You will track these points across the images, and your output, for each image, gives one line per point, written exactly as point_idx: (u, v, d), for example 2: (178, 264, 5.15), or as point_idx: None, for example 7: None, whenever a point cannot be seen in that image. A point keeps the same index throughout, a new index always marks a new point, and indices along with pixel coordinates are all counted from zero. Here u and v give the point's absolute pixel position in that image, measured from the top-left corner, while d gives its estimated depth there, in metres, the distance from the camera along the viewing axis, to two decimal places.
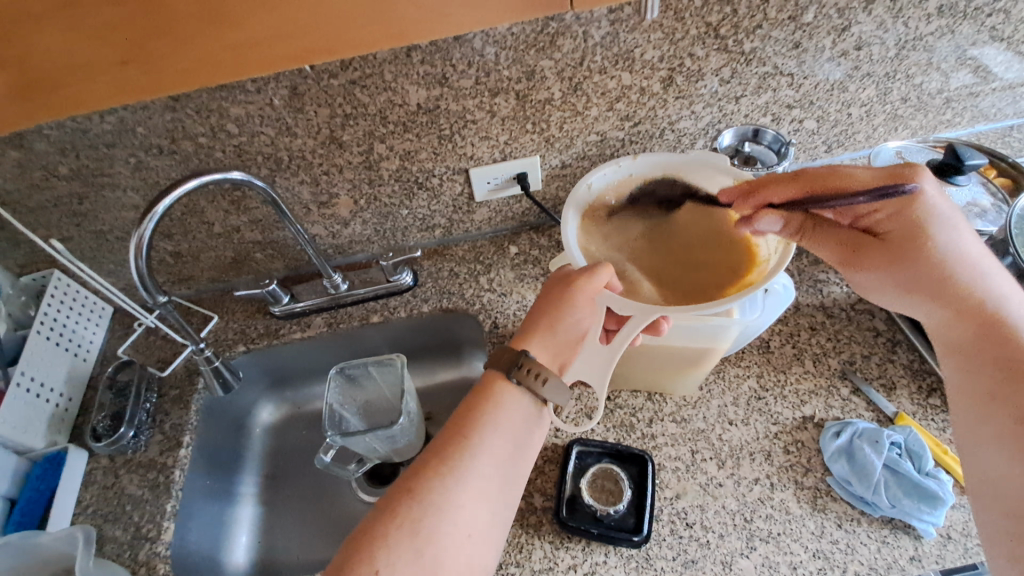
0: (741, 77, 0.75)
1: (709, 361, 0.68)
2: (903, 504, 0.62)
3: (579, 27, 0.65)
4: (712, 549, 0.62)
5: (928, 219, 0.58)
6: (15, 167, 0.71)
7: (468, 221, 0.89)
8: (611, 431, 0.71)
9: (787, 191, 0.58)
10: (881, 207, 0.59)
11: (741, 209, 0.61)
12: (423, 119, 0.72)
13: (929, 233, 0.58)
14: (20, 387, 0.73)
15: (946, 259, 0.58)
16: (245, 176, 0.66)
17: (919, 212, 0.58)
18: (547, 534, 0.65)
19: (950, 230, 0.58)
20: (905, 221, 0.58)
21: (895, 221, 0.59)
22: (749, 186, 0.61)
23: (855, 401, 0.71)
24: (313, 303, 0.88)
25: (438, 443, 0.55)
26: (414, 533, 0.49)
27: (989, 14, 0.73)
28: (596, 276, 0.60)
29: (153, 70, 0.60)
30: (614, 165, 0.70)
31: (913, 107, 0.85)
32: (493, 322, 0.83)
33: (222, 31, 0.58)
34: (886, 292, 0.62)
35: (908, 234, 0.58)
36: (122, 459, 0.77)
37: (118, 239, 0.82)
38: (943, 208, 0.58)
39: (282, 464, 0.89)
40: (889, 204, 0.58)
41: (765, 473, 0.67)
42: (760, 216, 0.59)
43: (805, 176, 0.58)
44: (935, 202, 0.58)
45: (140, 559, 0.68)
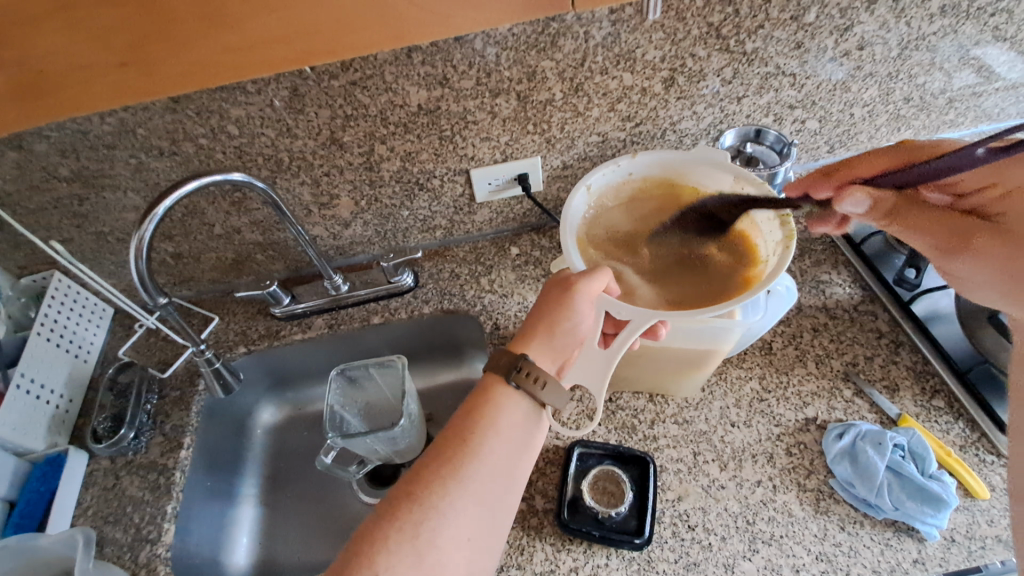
0: (743, 78, 0.75)
1: (710, 363, 0.68)
2: (906, 506, 0.61)
3: (580, 27, 0.65)
4: (714, 552, 0.62)
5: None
6: (15, 168, 0.71)
7: (469, 222, 0.89)
8: (613, 433, 0.71)
9: (873, 168, 0.55)
10: (1000, 181, 0.52)
11: (824, 190, 0.57)
12: (424, 120, 0.72)
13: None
14: (20, 389, 0.73)
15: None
16: (245, 177, 0.66)
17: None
18: (548, 536, 0.65)
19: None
20: (1022, 199, 0.51)
21: (1008, 200, 0.52)
22: (831, 166, 0.58)
23: (858, 403, 0.71)
24: (314, 304, 0.88)
25: (439, 446, 0.55)
26: (414, 536, 0.49)
27: (992, 14, 0.73)
28: (593, 279, 0.60)
29: (151, 73, 0.60)
30: (613, 165, 0.69)
31: (915, 107, 0.85)
32: (494, 323, 0.83)
33: (218, 32, 0.58)
34: (987, 287, 0.55)
35: (1018, 215, 0.51)
36: (122, 461, 0.77)
37: (118, 240, 0.82)
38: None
39: (283, 465, 0.88)
40: (1011, 178, 0.51)
41: (767, 475, 0.67)
42: (848, 193, 0.53)
43: (905, 148, 0.56)
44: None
45: (141, 560, 0.68)
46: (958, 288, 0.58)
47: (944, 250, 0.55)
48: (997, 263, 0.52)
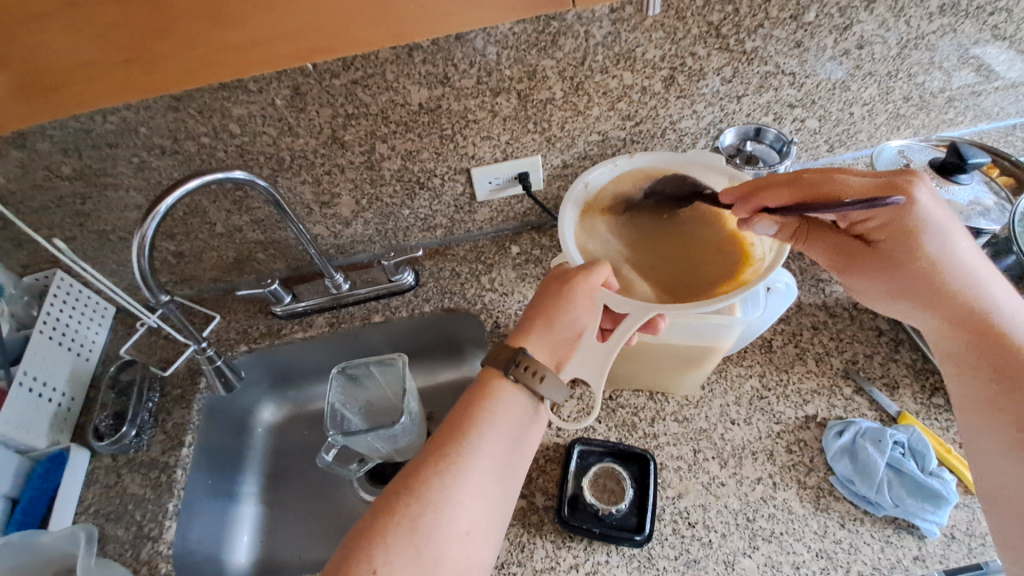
0: (743, 77, 0.75)
1: (710, 360, 0.68)
2: (906, 503, 0.61)
3: (581, 26, 0.65)
4: (715, 549, 0.62)
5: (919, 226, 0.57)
6: (18, 167, 0.71)
7: (470, 221, 0.89)
8: (613, 430, 0.71)
9: (783, 196, 0.57)
10: (874, 215, 0.58)
11: (740, 212, 0.61)
12: (425, 119, 0.72)
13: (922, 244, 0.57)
14: (23, 387, 0.73)
15: (939, 267, 0.58)
16: (247, 175, 0.66)
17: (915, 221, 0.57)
18: (549, 533, 0.65)
19: (940, 238, 0.57)
20: (898, 230, 0.58)
21: (886, 230, 0.58)
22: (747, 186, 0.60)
23: (857, 401, 0.71)
24: (315, 303, 0.88)
25: (437, 441, 0.55)
26: (413, 530, 0.49)
27: (991, 14, 0.73)
28: (593, 274, 0.60)
29: (153, 70, 0.60)
30: (611, 164, 0.70)
31: (915, 106, 0.85)
32: (494, 321, 0.83)
33: (223, 29, 0.58)
34: (880, 296, 0.64)
35: (897, 245, 0.59)
36: (124, 458, 0.77)
37: (120, 239, 0.82)
38: (939, 216, 0.57)
39: (284, 464, 0.89)
40: (881, 214, 0.58)
41: (767, 473, 0.67)
42: (758, 220, 0.59)
43: (801, 181, 0.57)
44: (930, 209, 0.57)
45: (142, 558, 0.68)
46: (858, 296, 0.67)
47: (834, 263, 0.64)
48: (873, 279, 0.62)
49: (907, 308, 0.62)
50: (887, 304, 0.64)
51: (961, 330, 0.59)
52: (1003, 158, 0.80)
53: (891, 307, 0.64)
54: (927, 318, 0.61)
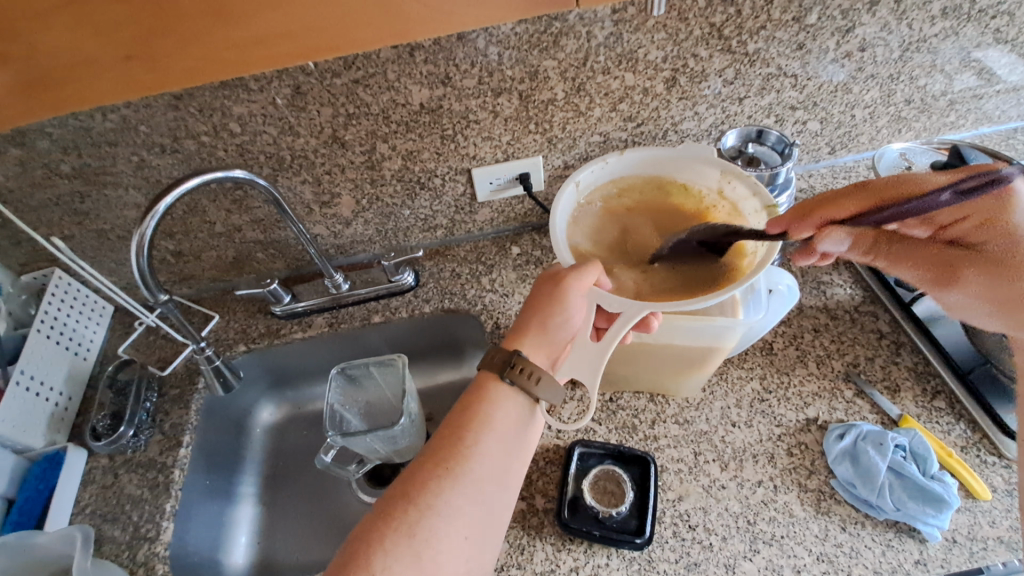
0: (744, 79, 0.75)
1: (711, 362, 0.67)
2: (908, 507, 0.61)
3: (582, 27, 0.65)
4: (715, 552, 0.62)
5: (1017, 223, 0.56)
6: (17, 165, 0.71)
7: (470, 221, 0.89)
8: (613, 432, 0.71)
9: (855, 205, 0.57)
10: (969, 215, 0.57)
11: (801, 231, 0.57)
12: (426, 119, 0.72)
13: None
14: (20, 386, 0.72)
15: None
16: (247, 174, 0.66)
17: (1013, 216, 0.56)
18: (548, 535, 0.64)
19: None
20: (997, 226, 0.56)
21: (983, 228, 0.57)
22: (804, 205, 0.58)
23: (859, 404, 0.71)
24: (313, 303, 0.88)
25: (435, 444, 0.55)
26: (412, 535, 0.49)
27: (993, 17, 0.73)
28: (583, 274, 0.60)
29: (159, 71, 0.60)
30: (601, 162, 0.68)
31: (916, 109, 0.85)
32: (494, 322, 0.83)
33: (225, 27, 0.57)
34: (981, 310, 0.61)
35: (1002, 244, 0.57)
36: (121, 458, 0.76)
37: (119, 238, 0.82)
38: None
39: (282, 464, 0.88)
40: (978, 211, 0.57)
41: (768, 476, 0.67)
42: (825, 236, 0.57)
43: (871, 187, 0.57)
44: None
45: (139, 559, 0.68)
46: (957, 314, 0.65)
47: (936, 281, 0.62)
48: (988, 288, 0.59)
49: (1016, 320, 0.59)
50: (980, 316, 0.62)
51: None
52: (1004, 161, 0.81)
53: (987, 320, 0.62)
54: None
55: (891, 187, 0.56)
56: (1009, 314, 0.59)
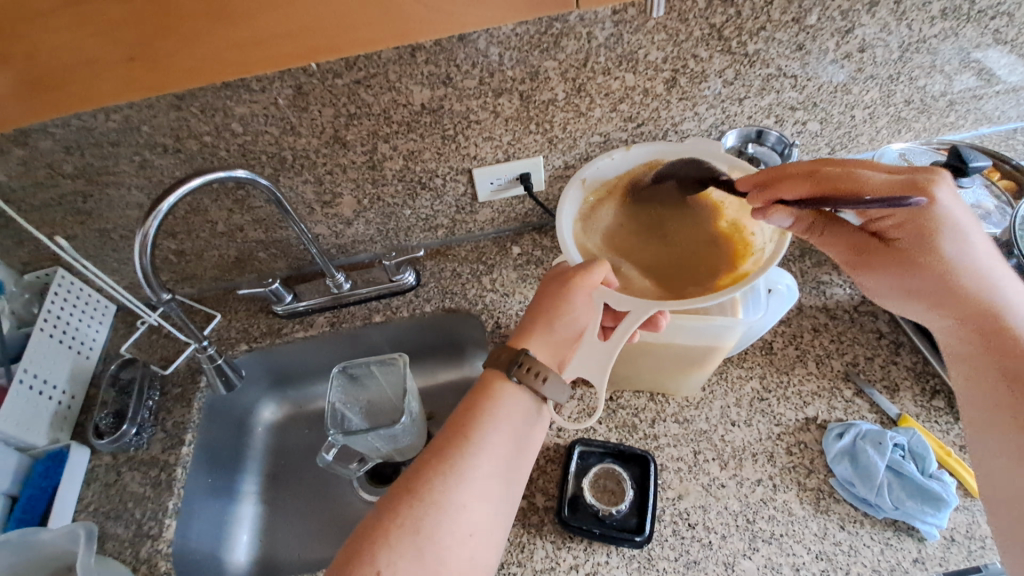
0: (744, 79, 0.75)
1: (712, 361, 0.68)
2: (906, 506, 0.61)
3: (582, 28, 0.66)
4: (714, 551, 0.62)
5: (939, 227, 0.57)
6: (20, 164, 0.71)
7: (471, 221, 0.90)
8: (613, 431, 0.71)
9: (802, 188, 0.55)
10: (893, 213, 0.58)
11: (754, 203, 0.58)
12: (427, 119, 0.73)
13: (938, 240, 0.57)
14: (23, 384, 0.73)
15: (957, 265, 0.58)
16: (249, 173, 0.66)
17: (935, 219, 0.57)
18: (549, 533, 0.65)
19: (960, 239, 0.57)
20: (916, 227, 0.58)
21: (905, 227, 0.59)
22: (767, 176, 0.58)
23: (858, 403, 0.71)
24: (315, 303, 0.88)
25: (439, 442, 0.55)
26: (415, 532, 0.49)
27: (992, 18, 0.74)
28: (592, 272, 0.60)
29: (161, 73, 0.60)
30: (608, 157, 0.69)
31: (916, 110, 0.85)
32: (495, 322, 0.83)
33: (227, 27, 0.58)
34: (894, 297, 0.64)
35: (914, 242, 0.59)
36: (124, 457, 0.77)
37: (122, 237, 0.82)
38: (958, 215, 0.57)
39: (284, 462, 0.89)
40: (903, 213, 0.58)
41: (767, 475, 0.67)
42: (772, 212, 0.57)
43: (820, 173, 0.55)
44: (951, 209, 0.57)
45: (141, 556, 0.68)
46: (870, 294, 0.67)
47: (852, 262, 0.64)
48: (897, 276, 0.62)
49: (925, 304, 0.62)
50: (896, 302, 0.65)
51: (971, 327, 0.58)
52: (1004, 161, 0.82)
53: (896, 304, 0.65)
54: (941, 317, 0.61)
55: (839, 178, 0.54)
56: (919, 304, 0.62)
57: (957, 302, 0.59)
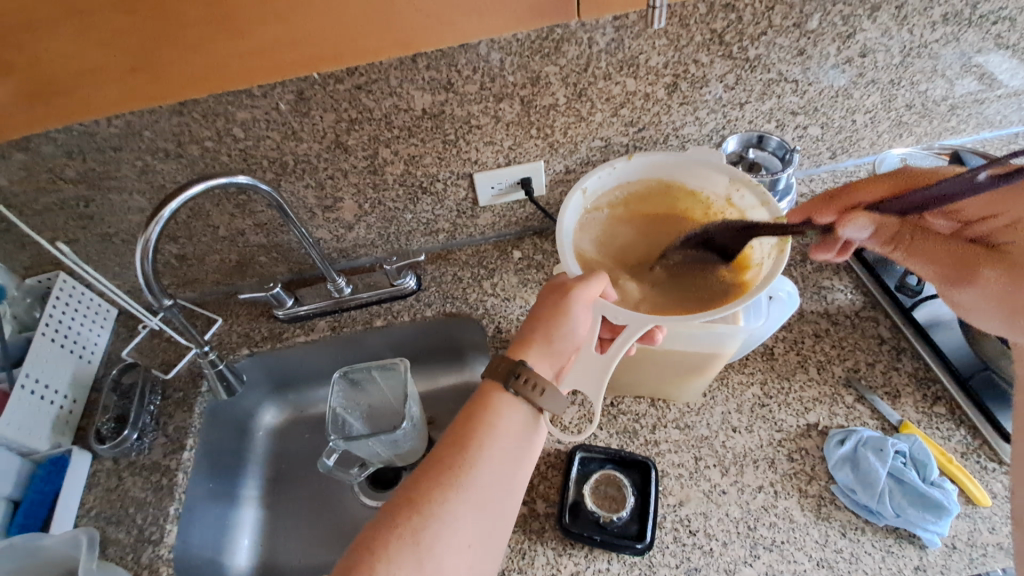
0: (745, 84, 0.75)
1: (712, 368, 0.67)
2: (908, 513, 0.61)
3: (584, 33, 0.65)
4: (716, 558, 0.62)
5: None
6: (21, 170, 0.71)
7: (472, 225, 0.90)
8: (614, 437, 0.71)
9: (879, 193, 0.57)
10: (996, 214, 0.54)
11: (824, 215, 0.58)
12: (428, 124, 0.73)
13: None
14: (24, 389, 0.73)
15: None
16: (250, 180, 0.66)
17: None
18: (549, 540, 0.65)
19: None
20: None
21: (1014, 230, 0.54)
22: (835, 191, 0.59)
23: (859, 409, 0.71)
24: (316, 307, 0.88)
25: (439, 452, 0.55)
26: (415, 543, 0.49)
27: (994, 22, 0.74)
28: (589, 285, 0.60)
29: (163, 81, 0.60)
30: (608, 168, 0.68)
31: (917, 114, 0.85)
32: (495, 327, 0.83)
33: (230, 39, 0.58)
34: (994, 315, 0.56)
35: None
36: (125, 462, 0.77)
37: (123, 242, 0.83)
38: None
39: (284, 467, 0.89)
40: (1011, 212, 0.54)
41: (768, 481, 0.67)
42: (850, 218, 0.55)
43: (902, 178, 0.58)
44: None
45: (143, 561, 0.68)
46: (963, 315, 0.59)
47: (954, 279, 0.56)
48: (1005, 289, 0.54)
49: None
50: (994, 321, 0.57)
51: None
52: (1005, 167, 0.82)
53: (997, 324, 0.57)
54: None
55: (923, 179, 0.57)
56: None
57: None
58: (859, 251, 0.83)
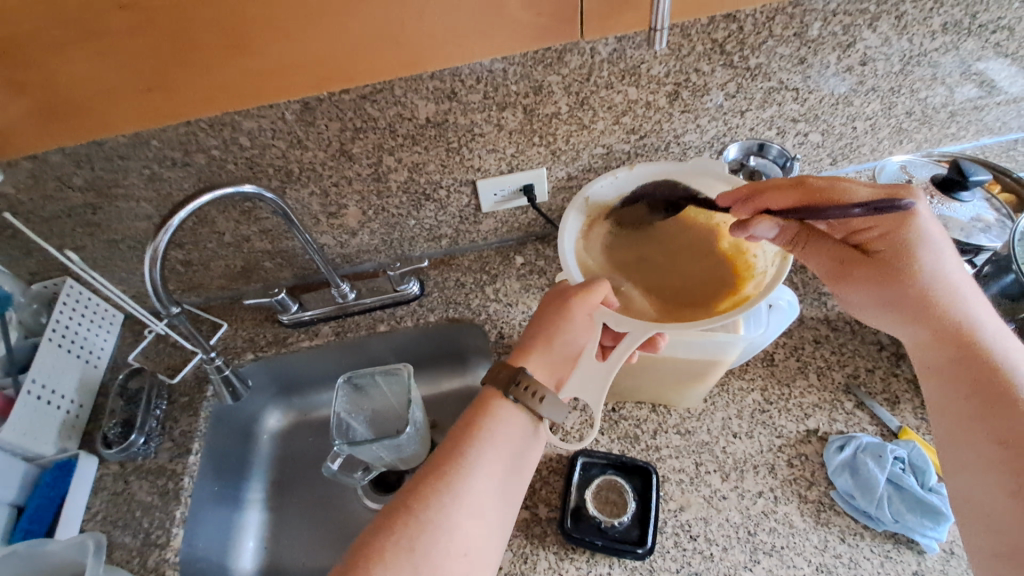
0: (746, 92, 0.76)
1: (713, 374, 0.68)
2: (906, 519, 0.62)
3: (586, 43, 0.66)
4: (716, 563, 0.63)
5: (917, 241, 0.58)
6: (29, 178, 0.72)
7: (475, 231, 0.90)
8: (616, 442, 0.72)
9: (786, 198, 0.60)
10: (873, 226, 0.59)
11: (739, 211, 0.63)
12: (432, 133, 0.73)
13: (915, 255, 0.58)
14: (32, 395, 0.74)
15: (932, 282, 0.58)
16: (256, 188, 0.67)
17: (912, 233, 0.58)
18: (551, 545, 0.65)
19: (934, 254, 0.58)
20: (895, 241, 0.58)
21: (884, 240, 0.59)
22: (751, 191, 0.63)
23: (858, 415, 0.72)
24: (320, 312, 0.89)
25: (437, 460, 0.56)
26: (411, 550, 0.50)
27: (994, 31, 0.74)
28: (592, 293, 0.62)
29: (175, 96, 0.62)
30: (610, 177, 0.72)
31: (918, 121, 0.86)
32: (498, 332, 0.84)
33: (242, 61, 0.60)
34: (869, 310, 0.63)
35: (895, 255, 0.59)
36: (132, 466, 0.78)
37: (130, 248, 0.83)
38: (934, 232, 0.58)
39: (288, 471, 0.89)
40: (883, 224, 0.59)
41: (768, 487, 0.67)
42: (758, 221, 0.61)
43: (806, 185, 0.59)
44: (927, 225, 0.58)
45: (149, 565, 0.69)
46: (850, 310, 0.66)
47: (831, 275, 0.63)
48: (875, 288, 0.60)
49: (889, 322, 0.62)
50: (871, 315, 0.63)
51: (946, 346, 0.57)
52: (1004, 174, 0.82)
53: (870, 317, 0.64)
54: (915, 329, 0.59)
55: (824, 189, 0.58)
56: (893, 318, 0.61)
57: (933, 319, 0.58)
58: None
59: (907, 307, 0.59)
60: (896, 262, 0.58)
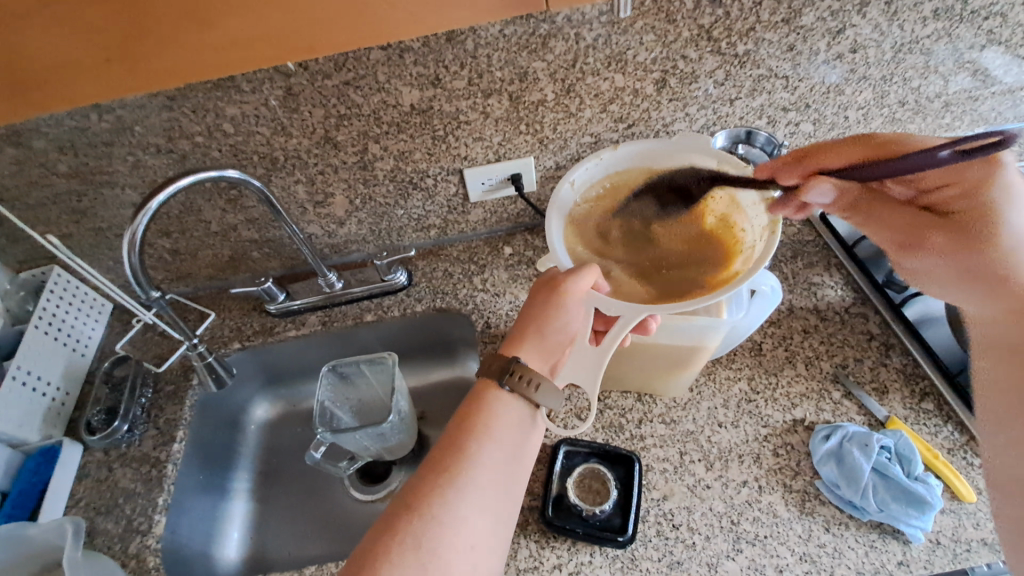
0: (735, 80, 0.75)
1: (697, 361, 0.68)
2: (891, 508, 0.61)
3: (570, 29, 0.66)
4: (698, 551, 0.62)
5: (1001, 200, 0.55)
6: (14, 164, 0.72)
7: (464, 222, 0.90)
8: (600, 431, 0.71)
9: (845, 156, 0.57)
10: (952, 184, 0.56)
11: (785, 176, 0.59)
12: (417, 120, 0.73)
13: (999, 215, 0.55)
14: (16, 381, 0.74)
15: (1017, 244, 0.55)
16: (239, 174, 0.67)
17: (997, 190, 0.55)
18: (532, 533, 0.65)
19: None
20: (976, 200, 0.56)
21: (963, 199, 0.57)
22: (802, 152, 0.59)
23: (846, 405, 0.71)
24: (308, 302, 0.89)
25: (436, 455, 0.55)
26: (417, 547, 0.49)
27: (986, 18, 0.73)
28: (579, 278, 0.60)
29: (139, 69, 0.59)
30: (595, 159, 0.69)
31: (911, 110, 0.85)
32: (485, 322, 0.84)
33: (200, 29, 0.57)
34: (941, 279, 0.63)
35: (976, 215, 0.56)
36: (116, 453, 0.78)
37: (117, 236, 0.84)
38: None
39: (275, 460, 0.89)
40: (964, 182, 0.56)
41: (752, 476, 0.67)
42: (814, 182, 0.57)
43: (869, 143, 0.58)
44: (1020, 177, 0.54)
45: (130, 551, 0.69)
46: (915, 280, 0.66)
47: (904, 242, 0.62)
48: (952, 255, 0.59)
49: (964, 291, 0.61)
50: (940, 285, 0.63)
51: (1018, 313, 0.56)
52: None
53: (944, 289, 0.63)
54: (986, 300, 0.59)
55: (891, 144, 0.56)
56: (965, 287, 0.60)
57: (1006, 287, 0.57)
58: (850, 247, 0.83)
59: (980, 278, 0.58)
60: (977, 223, 0.56)
